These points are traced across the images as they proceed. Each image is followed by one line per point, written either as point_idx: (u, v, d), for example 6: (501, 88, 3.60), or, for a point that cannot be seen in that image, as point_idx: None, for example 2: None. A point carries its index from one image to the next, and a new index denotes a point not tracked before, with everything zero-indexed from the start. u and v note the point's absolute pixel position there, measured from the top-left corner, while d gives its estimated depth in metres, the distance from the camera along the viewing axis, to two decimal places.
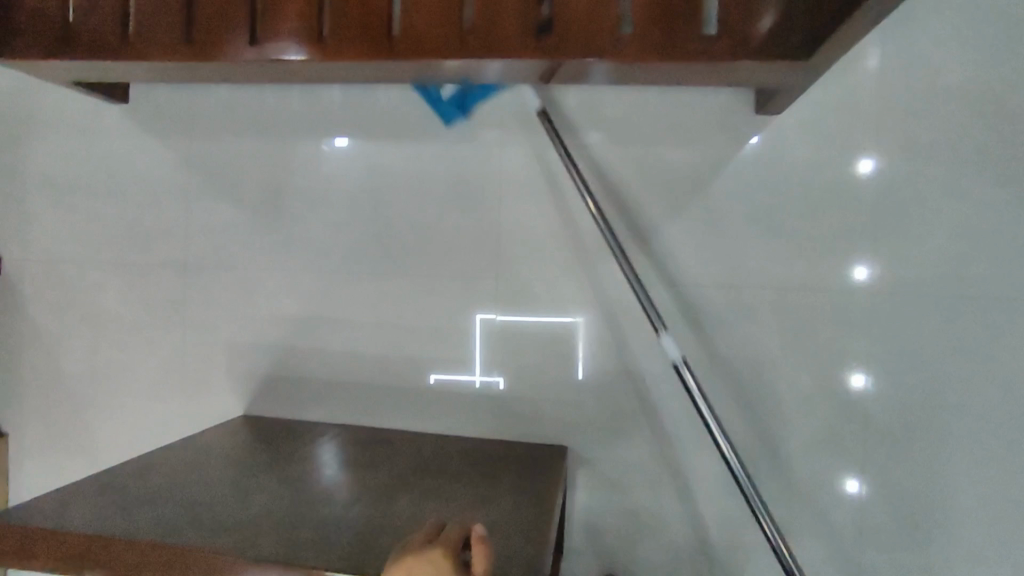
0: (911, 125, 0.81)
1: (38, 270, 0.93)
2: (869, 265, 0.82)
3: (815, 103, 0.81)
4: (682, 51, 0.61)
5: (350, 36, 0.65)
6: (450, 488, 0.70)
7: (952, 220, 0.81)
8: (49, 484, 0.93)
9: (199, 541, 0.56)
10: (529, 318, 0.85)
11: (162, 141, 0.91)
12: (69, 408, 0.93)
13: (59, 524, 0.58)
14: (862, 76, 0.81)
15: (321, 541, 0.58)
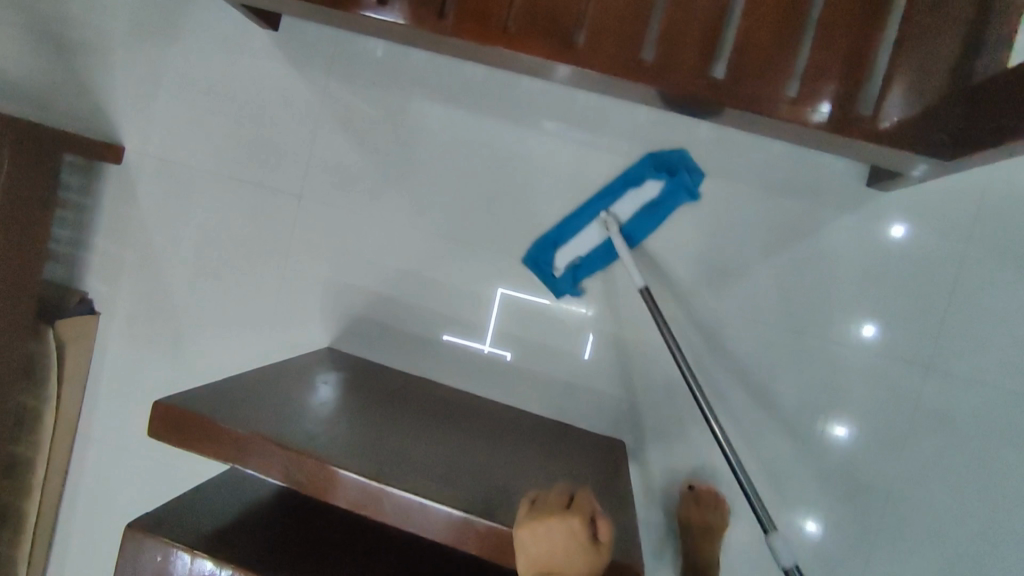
0: (998, 239, 0.86)
1: (157, 166, 0.99)
2: (876, 324, 0.89)
3: (918, 193, 0.87)
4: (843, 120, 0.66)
5: (536, 34, 0.68)
6: (531, 459, 0.75)
7: (1006, 334, 0.87)
8: (129, 360, 1.01)
9: (325, 452, 0.62)
10: (536, 300, 0.93)
11: (303, 75, 0.95)
12: (161, 298, 1.00)
13: (201, 409, 0.63)
14: (969, 182, 0.86)
15: (429, 475, 0.64)
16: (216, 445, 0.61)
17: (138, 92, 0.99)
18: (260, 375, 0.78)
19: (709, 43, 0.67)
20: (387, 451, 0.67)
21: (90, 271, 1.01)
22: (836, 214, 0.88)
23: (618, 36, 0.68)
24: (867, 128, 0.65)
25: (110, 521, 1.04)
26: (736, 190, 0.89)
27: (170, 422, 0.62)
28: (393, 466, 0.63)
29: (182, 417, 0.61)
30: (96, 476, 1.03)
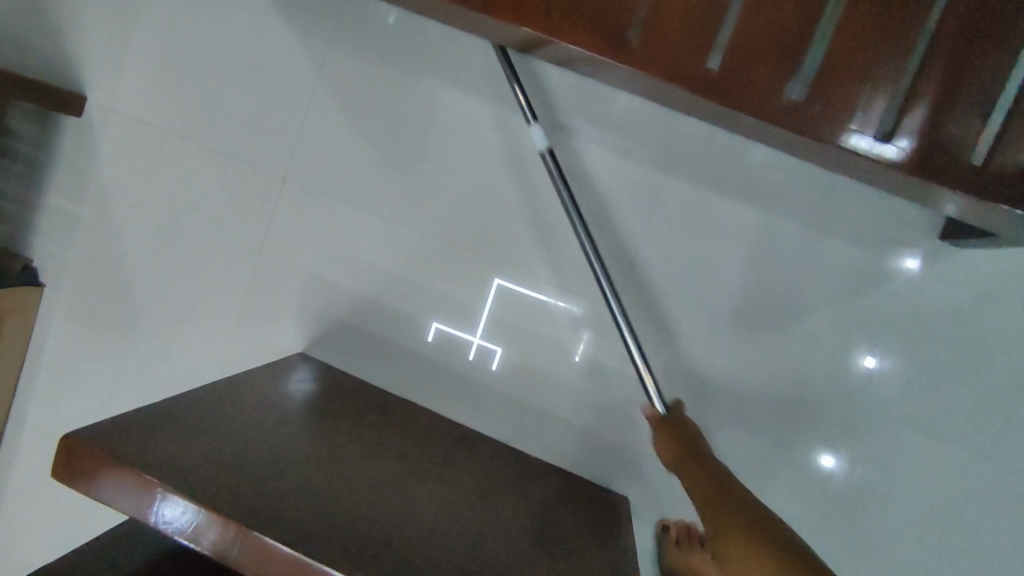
0: None
1: (122, 122, 0.86)
2: (877, 358, 0.78)
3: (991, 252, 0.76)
4: (947, 171, 0.54)
5: (581, 20, 0.57)
6: (524, 518, 0.65)
7: None
8: (76, 343, 0.89)
9: (273, 515, 0.50)
10: (531, 293, 0.81)
11: (299, 39, 0.82)
12: (116, 278, 0.87)
13: (121, 452, 0.50)
14: None
15: (399, 540, 0.53)
16: (137, 501, 0.49)
17: (108, 38, 0.85)
18: (210, 398, 0.66)
19: (791, 58, 0.55)
20: (354, 514, 0.55)
21: (38, 235, 0.88)
22: (895, 266, 0.77)
23: (679, 36, 0.56)
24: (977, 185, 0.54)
25: (40, 516, 0.92)
26: (782, 220, 0.78)
27: (82, 466, 0.49)
28: (359, 542, 0.50)
29: (95, 462, 0.49)
30: (28, 465, 0.92)
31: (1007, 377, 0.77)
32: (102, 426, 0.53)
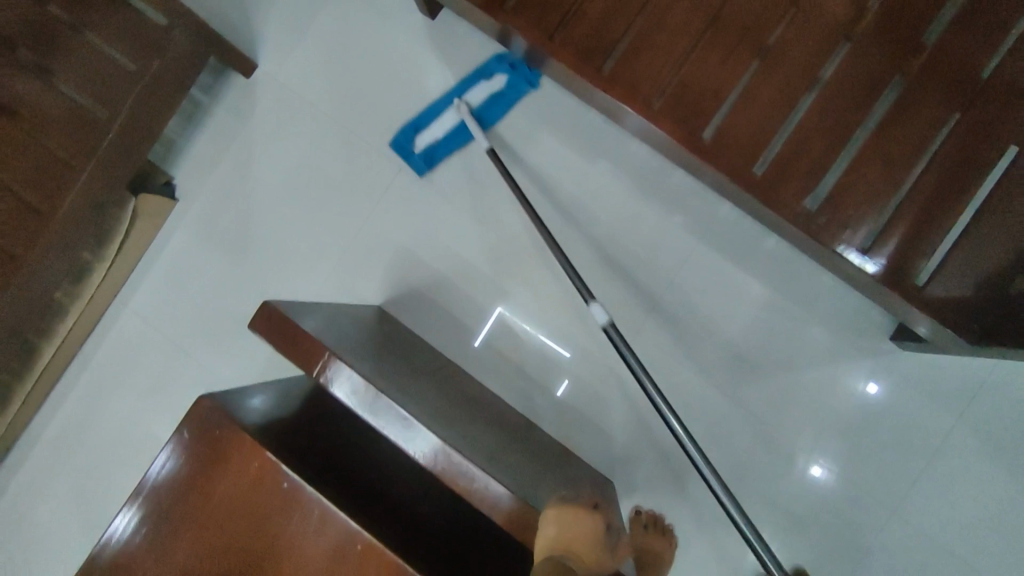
0: (1006, 433, 0.90)
1: (279, 91, 1.06)
2: (826, 466, 0.94)
3: (946, 367, 0.92)
4: (903, 284, 0.76)
5: (671, 115, 0.80)
6: (541, 467, 0.81)
7: (990, 521, 0.89)
8: (191, 252, 1.08)
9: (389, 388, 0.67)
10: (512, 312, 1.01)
11: (440, 63, 1.03)
12: (240, 207, 1.06)
13: (300, 323, 0.67)
14: (998, 373, 0.90)
15: (464, 437, 0.70)
16: (305, 360, 0.64)
17: (288, 24, 1.06)
18: (335, 322, 0.83)
19: (813, 180, 0.77)
20: (437, 417, 0.70)
21: (184, 163, 1.08)
22: (865, 358, 0.94)
23: (739, 145, 0.79)
24: (923, 298, 0.75)
25: (111, 392, 1.08)
26: (782, 302, 0.95)
27: (273, 325, 0.66)
28: (445, 426, 0.68)
29: (283, 323, 0.66)
30: (116, 345, 1.09)
31: (938, 477, 0.91)
32: (279, 306, 0.70)
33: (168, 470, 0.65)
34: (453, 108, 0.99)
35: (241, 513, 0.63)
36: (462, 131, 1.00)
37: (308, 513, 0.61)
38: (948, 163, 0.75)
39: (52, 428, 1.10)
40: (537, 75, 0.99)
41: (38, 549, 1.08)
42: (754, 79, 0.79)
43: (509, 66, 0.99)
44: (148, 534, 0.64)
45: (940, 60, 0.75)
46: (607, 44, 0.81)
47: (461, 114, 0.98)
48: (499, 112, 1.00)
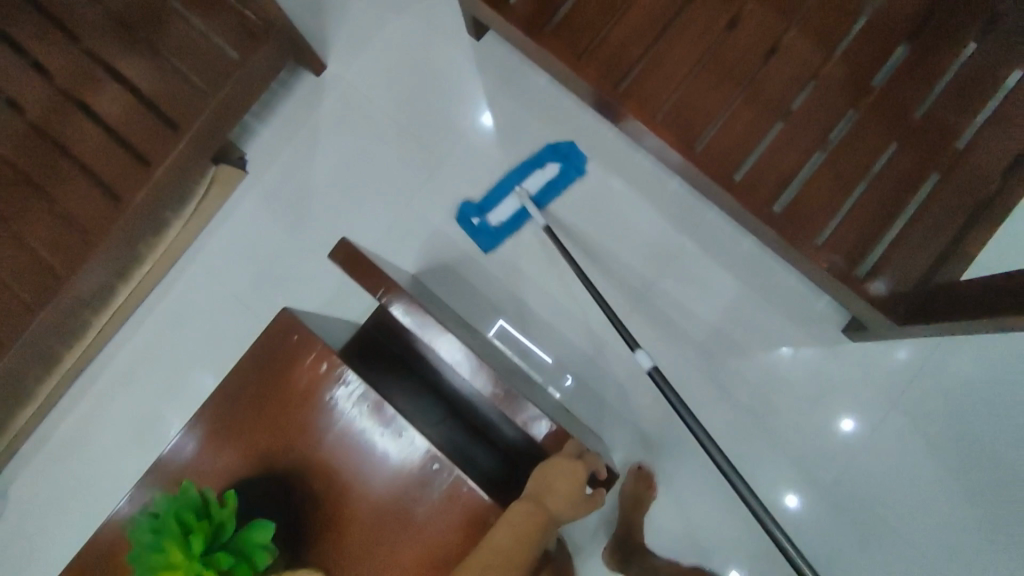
0: (927, 413, 1.09)
1: (343, 88, 1.26)
2: (799, 497, 1.10)
3: (882, 355, 1.11)
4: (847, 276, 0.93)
5: (671, 128, 0.98)
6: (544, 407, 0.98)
7: (908, 484, 1.08)
8: (254, 217, 1.25)
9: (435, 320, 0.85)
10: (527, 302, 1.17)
11: (482, 75, 1.23)
12: (300, 183, 1.25)
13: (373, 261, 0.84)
14: (923, 363, 1.10)
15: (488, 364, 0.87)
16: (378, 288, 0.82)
17: (356, 33, 1.26)
18: None
19: (778, 189, 0.97)
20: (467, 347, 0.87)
21: (256, 141, 1.26)
22: (819, 346, 1.12)
23: (723, 156, 0.98)
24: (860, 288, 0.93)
25: (171, 333, 1.25)
26: (753, 294, 1.13)
27: (354, 260, 0.82)
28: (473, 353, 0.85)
29: (358, 258, 0.83)
30: (181, 293, 1.26)
31: (871, 447, 1.10)
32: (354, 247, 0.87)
33: (248, 359, 0.83)
34: (514, 195, 1.16)
35: (306, 393, 0.81)
36: (520, 213, 1.17)
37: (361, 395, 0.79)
38: (884, 184, 0.95)
39: (116, 361, 1.25)
40: (583, 162, 1.17)
41: (96, 463, 1.23)
42: (740, 104, 0.99)
43: (562, 156, 1.17)
44: (217, 427, 0.83)
45: (880, 105, 0.97)
46: (623, 68, 1.00)
47: (523, 201, 1.15)
48: (551, 197, 1.18)
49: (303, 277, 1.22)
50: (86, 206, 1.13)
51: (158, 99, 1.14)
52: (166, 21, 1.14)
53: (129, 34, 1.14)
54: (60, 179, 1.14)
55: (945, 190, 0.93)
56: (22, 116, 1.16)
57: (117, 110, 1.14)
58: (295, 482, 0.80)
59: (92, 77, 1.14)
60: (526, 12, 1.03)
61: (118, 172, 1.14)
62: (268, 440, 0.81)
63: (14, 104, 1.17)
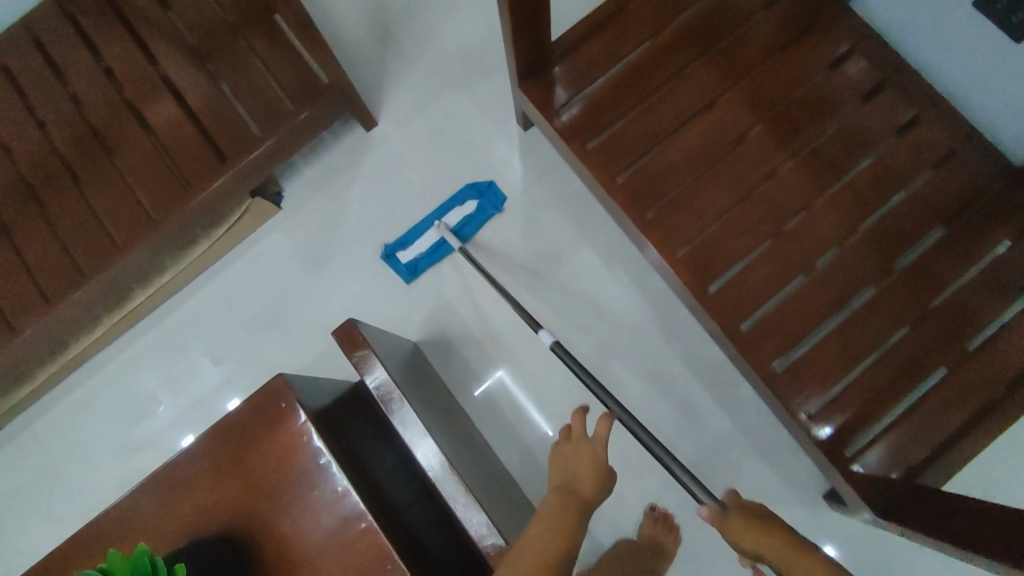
0: None
1: (389, 149, 1.30)
2: None
3: (860, 532, 1.08)
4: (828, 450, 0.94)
5: (690, 266, 1.01)
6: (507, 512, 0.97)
7: None
8: (276, 253, 1.29)
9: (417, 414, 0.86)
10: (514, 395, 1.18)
11: (523, 167, 1.26)
12: (328, 230, 1.28)
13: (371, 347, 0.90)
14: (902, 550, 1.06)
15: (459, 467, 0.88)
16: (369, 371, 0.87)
17: (413, 100, 1.31)
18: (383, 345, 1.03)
19: (781, 348, 0.97)
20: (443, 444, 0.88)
21: (296, 180, 1.30)
22: (798, 506, 1.10)
23: (733, 304, 0.99)
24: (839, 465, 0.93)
25: (174, 346, 1.28)
26: (741, 438, 1.13)
27: (353, 341, 0.88)
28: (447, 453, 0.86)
29: (356, 340, 0.88)
30: (191, 308, 1.29)
31: None
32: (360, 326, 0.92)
33: (225, 420, 0.85)
34: (434, 228, 1.24)
35: (276, 467, 0.83)
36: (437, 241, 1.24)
37: (332, 479, 0.82)
38: (887, 366, 0.96)
39: (115, 362, 1.28)
40: (500, 199, 1.24)
41: (71, 456, 1.26)
42: (761, 257, 1.00)
43: (479, 193, 1.24)
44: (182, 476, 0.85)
45: (899, 287, 0.98)
46: (656, 198, 1.03)
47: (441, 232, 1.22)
48: (472, 230, 1.24)
49: (309, 321, 1.25)
50: (123, 210, 1.19)
51: (211, 126, 1.21)
52: (240, 60, 1.23)
53: (201, 66, 1.24)
54: (104, 181, 1.22)
55: (948, 388, 0.93)
56: (97, 126, 1.25)
57: (167, 126, 1.23)
58: (251, 549, 0.82)
59: (154, 94, 1.25)
60: (574, 123, 1.07)
61: (159, 187, 1.19)
62: (231, 500, 0.83)
63: (83, 108, 1.27)
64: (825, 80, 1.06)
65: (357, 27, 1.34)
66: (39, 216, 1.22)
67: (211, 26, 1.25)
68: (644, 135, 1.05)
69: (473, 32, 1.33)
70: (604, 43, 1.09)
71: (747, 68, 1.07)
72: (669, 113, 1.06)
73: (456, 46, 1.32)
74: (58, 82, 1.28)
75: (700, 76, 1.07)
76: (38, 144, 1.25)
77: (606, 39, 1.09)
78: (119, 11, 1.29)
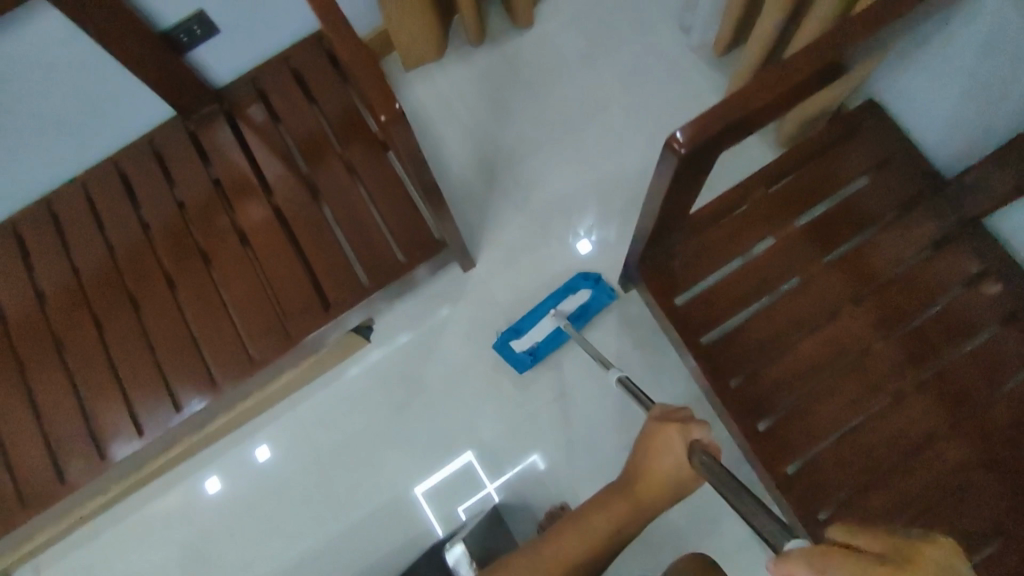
0: None
1: (484, 294, 1.31)
2: None
3: None
4: None
5: (797, 490, 0.99)
6: None
7: None
8: (363, 384, 1.29)
9: None
10: None
11: (615, 329, 1.29)
12: (415, 367, 1.29)
13: None
14: None
15: None
16: None
17: (511, 249, 1.33)
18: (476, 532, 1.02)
19: None
20: None
21: (390, 312, 1.31)
22: None
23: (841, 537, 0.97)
24: None
25: (248, 468, 1.28)
26: None
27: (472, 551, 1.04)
28: None
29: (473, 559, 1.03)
30: (272, 426, 1.29)
31: None
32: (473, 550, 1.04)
33: None
34: (550, 317, 1.25)
35: None
36: (555, 333, 1.25)
37: None
38: None
39: (187, 478, 1.28)
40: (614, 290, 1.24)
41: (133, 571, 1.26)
42: (873, 488, 0.98)
43: (592, 283, 1.25)
44: None
45: None
46: (767, 409, 1.03)
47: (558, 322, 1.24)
48: (585, 322, 1.26)
49: (388, 460, 1.26)
50: (219, 335, 1.19)
51: (311, 254, 1.20)
52: (343, 187, 1.20)
53: (307, 186, 1.22)
54: (197, 288, 1.21)
55: None
56: (194, 226, 1.23)
57: (264, 240, 1.21)
58: None
59: (254, 201, 1.23)
60: (694, 318, 1.06)
61: (256, 313, 1.19)
62: None
63: (181, 202, 1.25)
64: (956, 299, 1.03)
65: (465, 164, 1.37)
66: (127, 312, 1.21)
67: (318, 145, 1.23)
68: (763, 338, 1.04)
69: (579, 184, 1.37)
70: (728, 234, 1.07)
71: (876, 277, 1.05)
72: (793, 316, 1.05)
73: (562, 195, 1.36)
74: (159, 172, 1.25)
75: (827, 280, 1.06)
76: (131, 235, 1.23)
77: (729, 229, 1.07)
78: (227, 112, 1.27)
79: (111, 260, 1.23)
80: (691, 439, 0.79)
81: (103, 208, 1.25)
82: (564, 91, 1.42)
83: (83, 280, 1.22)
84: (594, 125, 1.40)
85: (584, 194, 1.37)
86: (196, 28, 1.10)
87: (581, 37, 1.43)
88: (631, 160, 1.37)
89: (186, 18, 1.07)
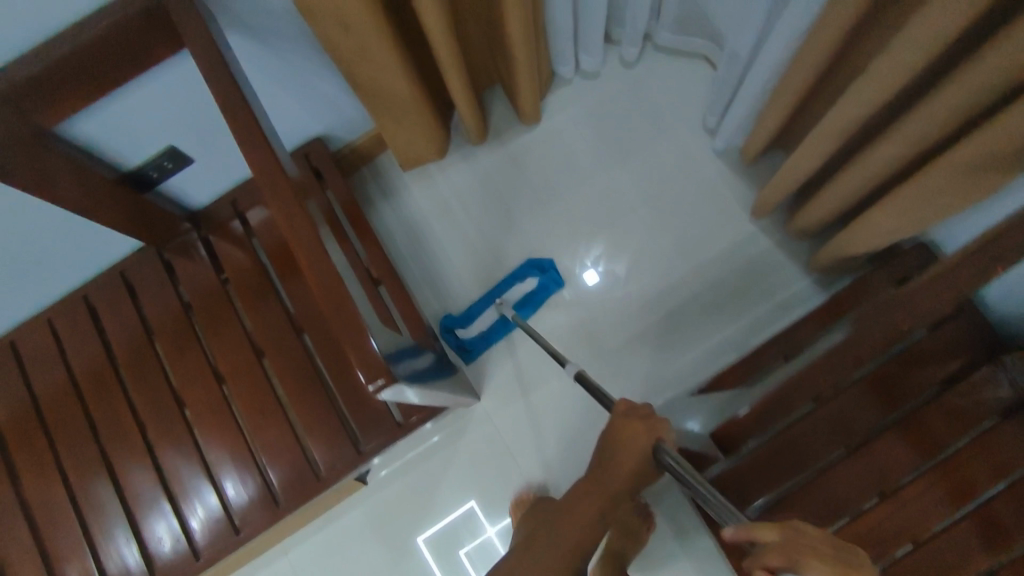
0: None
1: (492, 433, 1.20)
2: None
3: None
4: None
5: None
6: None
7: None
8: (359, 532, 1.19)
9: None
10: None
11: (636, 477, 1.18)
12: (417, 514, 1.19)
13: None
14: None
15: None
16: None
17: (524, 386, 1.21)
18: None
19: None
20: None
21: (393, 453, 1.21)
22: None
23: None
24: None
25: None
26: None
27: None
28: None
29: None
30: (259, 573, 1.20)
31: None
32: None
33: None
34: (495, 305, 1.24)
35: None
36: (499, 323, 1.23)
37: None
38: None
39: None
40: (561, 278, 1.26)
41: None
42: None
43: (541, 271, 1.26)
44: None
45: None
46: None
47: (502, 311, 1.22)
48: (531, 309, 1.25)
49: None
50: (185, 481, 1.09)
51: (292, 396, 1.10)
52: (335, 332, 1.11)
53: (287, 321, 1.13)
54: (170, 431, 1.11)
55: None
56: (167, 362, 1.13)
57: (238, 371, 1.12)
58: None
59: (227, 327, 1.13)
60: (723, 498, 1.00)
61: (235, 462, 1.09)
62: None
63: (147, 323, 1.14)
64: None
65: (468, 284, 1.27)
66: (93, 455, 1.10)
67: (300, 273, 1.14)
68: (811, 516, 0.95)
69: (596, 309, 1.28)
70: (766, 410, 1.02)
71: (933, 447, 0.95)
72: (845, 488, 0.96)
73: (576, 321, 1.28)
74: (123, 295, 1.14)
75: (884, 451, 0.96)
76: (98, 368, 1.13)
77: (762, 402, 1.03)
78: (204, 235, 1.16)
79: (75, 394, 1.12)
80: (656, 439, 0.69)
81: (67, 337, 1.14)
82: (575, 199, 1.31)
83: (47, 417, 1.12)
84: (610, 241, 1.31)
85: (599, 319, 1.28)
86: (167, 162, 0.98)
87: (595, 139, 1.33)
88: (648, 286, 1.27)
89: (156, 154, 0.96)
